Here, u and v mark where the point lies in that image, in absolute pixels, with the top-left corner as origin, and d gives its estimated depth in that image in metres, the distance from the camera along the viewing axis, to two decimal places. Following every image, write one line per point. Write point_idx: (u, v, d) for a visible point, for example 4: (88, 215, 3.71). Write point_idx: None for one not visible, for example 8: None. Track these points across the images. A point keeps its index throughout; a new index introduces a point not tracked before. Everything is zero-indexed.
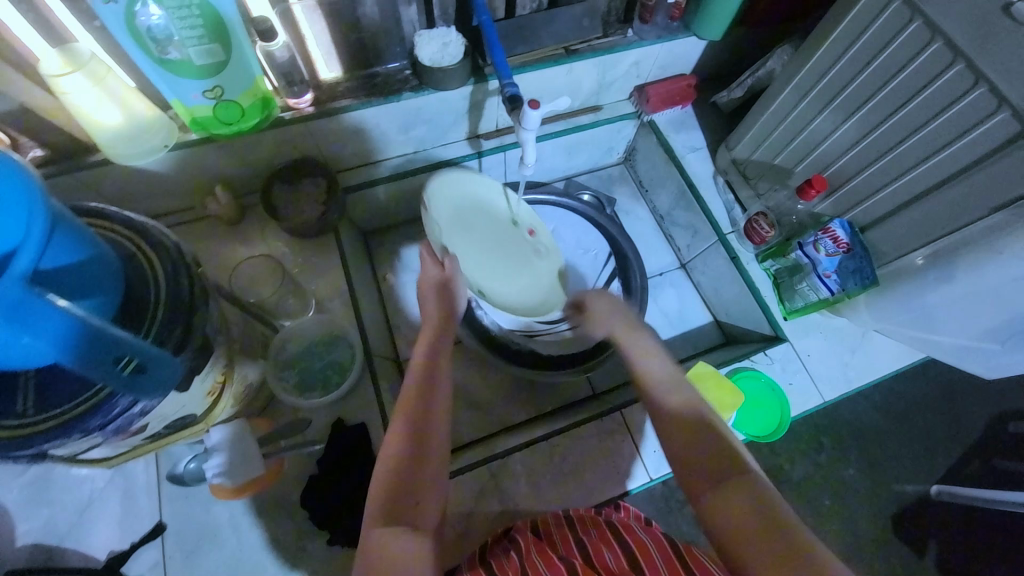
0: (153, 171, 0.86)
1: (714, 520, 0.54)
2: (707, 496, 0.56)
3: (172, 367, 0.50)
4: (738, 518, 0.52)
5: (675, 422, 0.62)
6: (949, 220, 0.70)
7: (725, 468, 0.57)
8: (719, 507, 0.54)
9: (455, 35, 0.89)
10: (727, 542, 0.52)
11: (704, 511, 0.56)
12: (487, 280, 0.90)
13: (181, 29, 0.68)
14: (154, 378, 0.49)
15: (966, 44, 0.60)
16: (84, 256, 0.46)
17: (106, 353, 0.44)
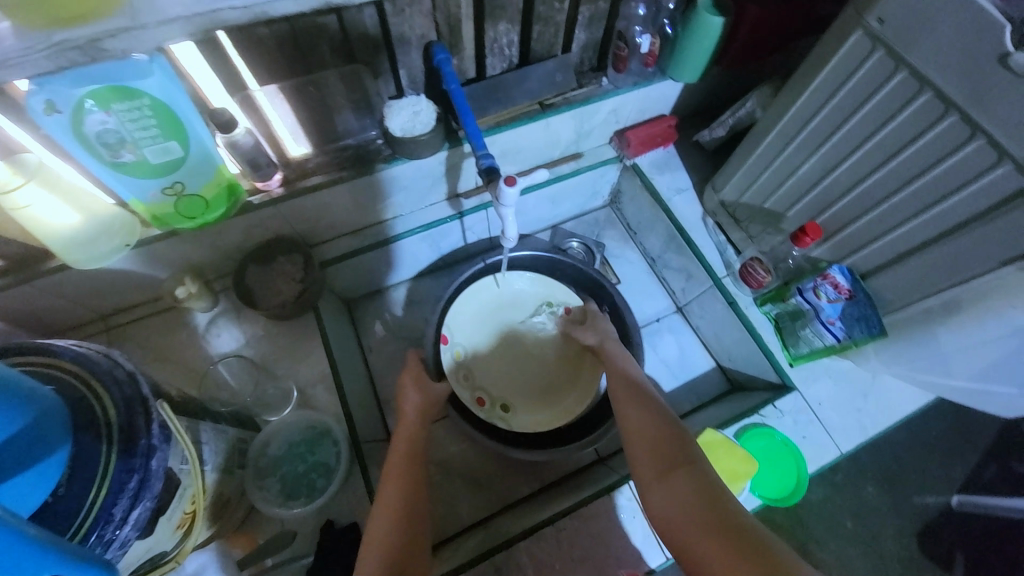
0: (116, 268, 0.81)
1: (661, 513, 0.57)
2: (652, 490, 0.59)
3: (111, 566, 0.41)
4: (685, 508, 0.55)
5: (638, 428, 0.65)
6: (960, 269, 0.67)
7: (669, 459, 0.60)
8: (666, 499, 0.57)
9: (426, 103, 0.85)
10: (675, 533, 0.54)
11: (650, 503, 0.59)
12: (525, 387, 1.00)
13: (135, 131, 0.65)
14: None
15: (960, 96, 0.58)
16: (20, 424, 0.41)
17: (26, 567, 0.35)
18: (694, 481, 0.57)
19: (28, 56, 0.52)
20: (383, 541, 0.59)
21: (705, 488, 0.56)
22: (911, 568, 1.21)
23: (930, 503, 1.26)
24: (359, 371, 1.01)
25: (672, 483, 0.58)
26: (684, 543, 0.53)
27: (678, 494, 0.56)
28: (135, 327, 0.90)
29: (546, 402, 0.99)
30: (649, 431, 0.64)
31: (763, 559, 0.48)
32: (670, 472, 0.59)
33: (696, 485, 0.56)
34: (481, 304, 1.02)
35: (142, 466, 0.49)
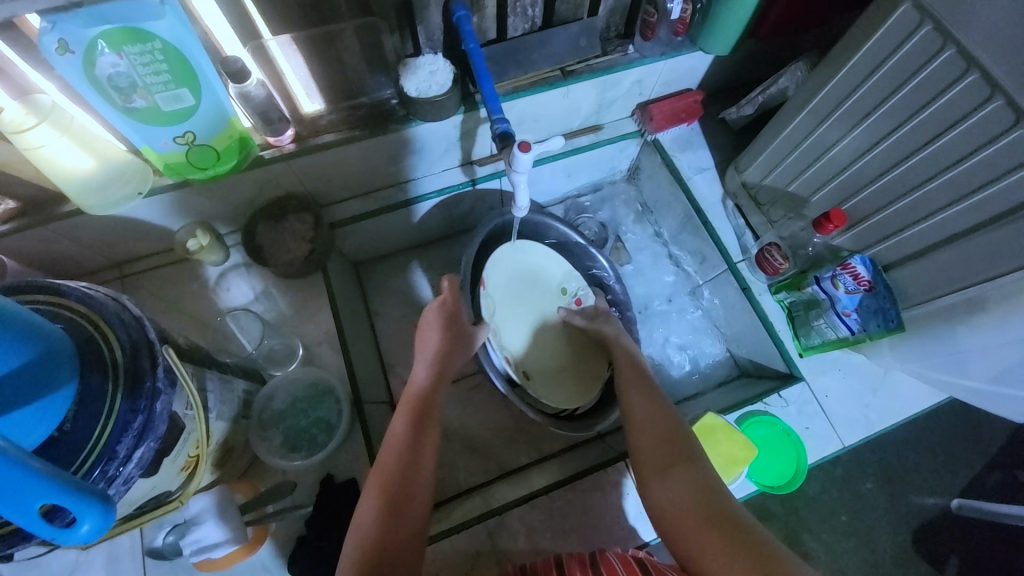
0: (128, 216, 0.81)
1: (661, 507, 0.56)
2: (653, 485, 0.58)
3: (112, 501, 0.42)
4: (686, 505, 0.54)
5: (641, 421, 0.65)
6: (986, 266, 0.64)
7: (673, 455, 0.59)
8: (668, 495, 0.56)
9: (443, 62, 0.82)
10: (675, 528, 0.54)
11: (650, 496, 0.58)
12: (543, 364, 0.97)
13: (145, 76, 0.64)
14: (81, 523, 0.39)
15: (1008, 79, 0.54)
16: (27, 358, 0.42)
17: (21, 492, 0.35)
18: (696, 477, 0.56)
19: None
20: (380, 488, 0.59)
21: (706, 485, 0.56)
22: (902, 564, 1.21)
23: (930, 504, 1.24)
24: (365, 334, 1.02)
25: (675, 478, 0.57)
26: (684, 538, 0.53)
27: (679, 490, 0.56)
28: (148, 276, 0.92)
29: (560, 384, 0.96)
30: (655, 425, 0.64)
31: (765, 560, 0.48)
32: (673, 468, 0.58)
33: (698, 482, 0.56)
34: (509, 269, 0.98)
35: (146, 409, 0.51)
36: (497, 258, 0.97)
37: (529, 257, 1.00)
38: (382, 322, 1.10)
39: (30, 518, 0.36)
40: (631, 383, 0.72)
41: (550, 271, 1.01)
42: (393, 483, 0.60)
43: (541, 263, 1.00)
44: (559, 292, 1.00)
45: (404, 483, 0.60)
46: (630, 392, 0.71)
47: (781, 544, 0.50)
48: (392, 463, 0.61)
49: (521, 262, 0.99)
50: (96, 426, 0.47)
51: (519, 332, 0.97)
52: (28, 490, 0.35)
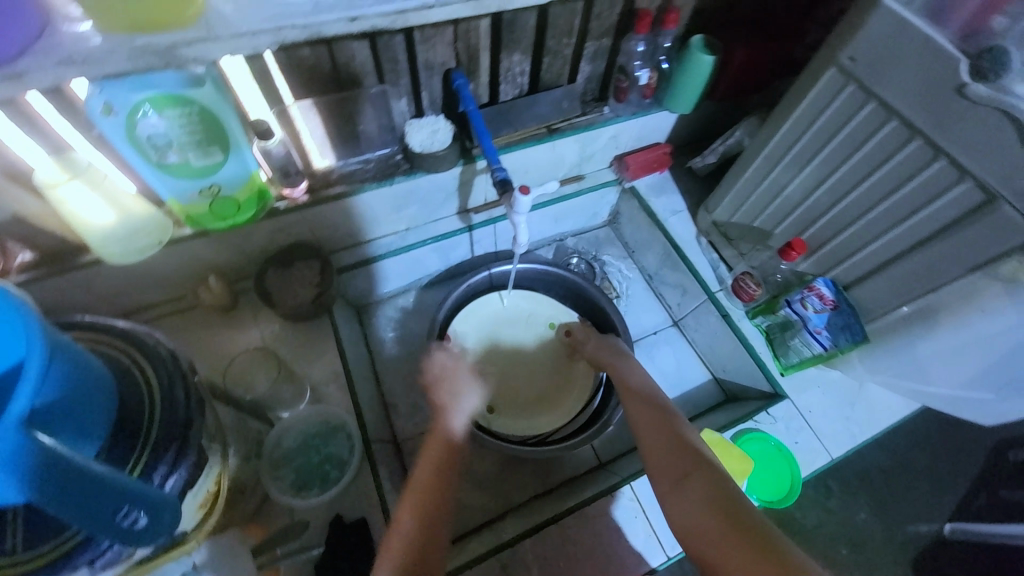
0: (144, 264, 0.85)
1: (680, 513, 0.60)
2: (668, 496, 0.63)
3: (162, 501, 0.44)
4: (702, 513, 0.58)
5: (654, 439, 0.69)
6: (929, 279, 0.74)
7: (684, 465, 0.64)
8: (683, 504, 0.60)
9: (444, 123, 0.94)
10: (694, 536, 0.57)
11: (669, 511, 0.62)
12: (512, 391, 1.09)
13: (181, 136, 0.71)
14: (151, 523, 0.43)
15: (922, 123, 0.66)
16: (79, 380, 0.45)
17: (97, 500, 0.38)
18: (707, 484, 0.61)
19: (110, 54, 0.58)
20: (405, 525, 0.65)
21: (717, 490, 0.59)
22: None
23: (922, 530, 1.28)
24: (369, 376, 1.04)
25: (688, 487, 0.61)
26: (699, 543, 0.57)
27: (693, 495, 0.60)
28: (156, 323, 0.94)
29: (523, 410, 1.07)
30: (671, 438, 0.68)
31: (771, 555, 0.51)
32: (687, 477, 0.62)
33: (710, 488, 0.60)
34: (488, 315, 1.13)
35: (180, 439, 0.52)
36: (467, 310, 1.11)
37: (501, 305, 1.13)
38: (382, 365, 1.12)
39: (110, 522, 0.40)
40: (634, 395, 0.78)
41: (535, 311, 1.14)
42: (422, 506, 0.68)
43: (530, 304, 1.14)
44: (548, 325, 1.13)
45: (431, 505, 0.69)
46: (637, 408, 0.75)
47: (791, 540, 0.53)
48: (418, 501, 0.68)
49: (489, 312, 1.13)
50: (134, 453, 0.50)
51: (491, 359, 1.11)
52: (106, 497, 0.39)
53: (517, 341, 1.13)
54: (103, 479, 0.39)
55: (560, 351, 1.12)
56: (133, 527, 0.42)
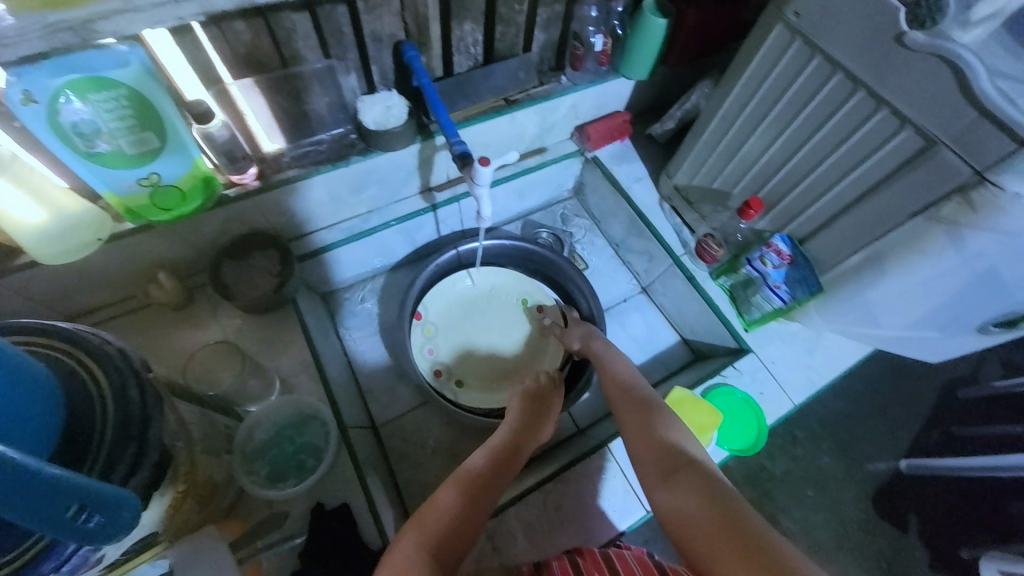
0: (87, 262, 0.80)
1: (671, 511, 0.59)
2: (659, 494, 0.61)
3: (126, 499, 0.42)
4: (690, 511, 0.56)
5: (645, 435, 0.68)
6: (876, 227, 0.78)
7: (673, 463, 0.63)
8: (673, 497, 0.59)
9: (397, 98, 0.90)
10: (685, 532, 0.56)
11: (660, 505, 0.61)
12: (482, 365, 1.10)
13: (109, 122, 0.66)
14: (111, 522, 0.41)
15: (864, 74, 0.68)
16: (21, 384, 0.42)
17: (47, 501, 0.36)
18: (695, 479, 0.59)
19: (23, 36, 0.55)
20: (419, 529, 0.61)
21: (705, 486, 0.58)
22: (867, 528, 1.31)
23: (881, 468, 1.36)
24: (341, 364, 1.02)
25: (677, 484, 0.60)
26: (688, 543, 0.55)
27: (682, 493, 0.59)
28: (107, 326, 0.89)
29: (493, 384, 1.08)
30: (662, 435, 0.67)
31: (761, 555, 0.49)
32: (675, 474, 0.61)
33: (699, 485, 0.58)
34: (459, 292, 1.13)
35: (139, 436, 0.50)
36: (437, 288, 1.12)
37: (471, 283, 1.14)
38: (354, 352, 1.10)
39: (62, 523, 0.38)
40: (631, 391, 0.77)
41: (508, 287, 1.15)
42: (463, 502, 0.65)
43: (500, 280, 1.15)
44: (521, 301, 1.14)
45: (472, 504, 0.65)
46: (626, 405, 0.75)
47: (780, 533, 0.52)
48: (447, 509, 0.63)
49: (460, 289, 1.13)
50: (89, 458, 0.47)
51: (463, 334, 1.11)
52: (56, 498, 0.37)
53: (490, 317, 1.13)
54: (56, 479, 0.37)
55: (533, 327, 1.12)
56: (89, 527, 0.40)
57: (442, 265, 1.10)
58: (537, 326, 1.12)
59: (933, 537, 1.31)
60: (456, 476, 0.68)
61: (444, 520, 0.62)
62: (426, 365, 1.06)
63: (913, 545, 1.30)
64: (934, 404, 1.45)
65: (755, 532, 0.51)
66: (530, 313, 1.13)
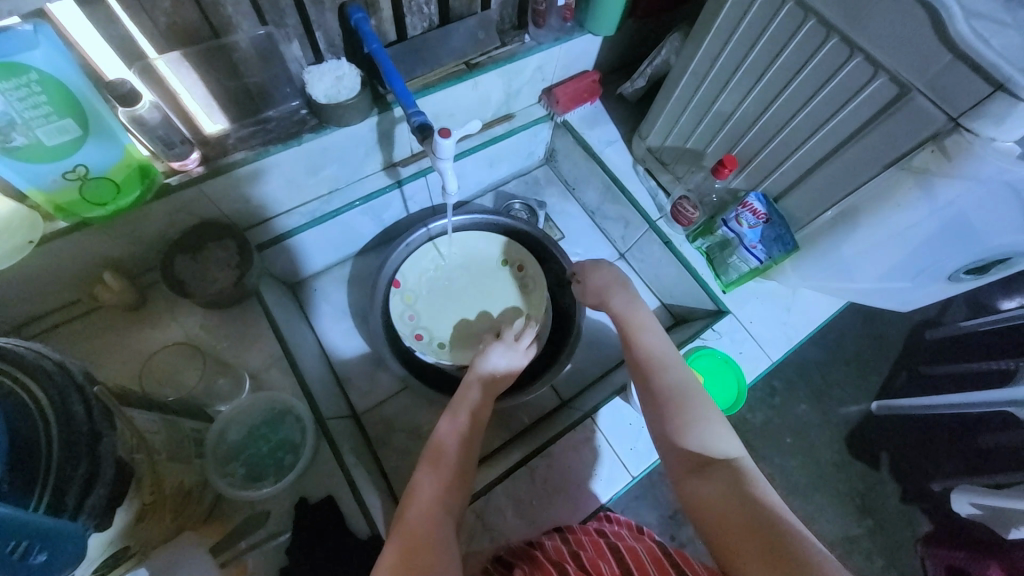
0: (20, 267, 0.73)
1: (702, 503, 0.58)
2: (689, 484, 0.60)
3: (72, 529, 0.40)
4: (724, 510, 0.55)
5: (674, 426, 0.66)
6: (850, 181, 0.76)
7: (704, 457, 0.62)
8: (706, 493, 0.58)
9: (348, 67, 0.83)
10: (716, 530, 0.55)
11: (689, 499, 0.60)
12: (462, 323, 1.05)
13: (23, 111, 0.59)
14: (57, 556, 0.39)
15: (837, 20, 0.65)
16: None
17: None
18: (731, 480, 0.58)
19: None
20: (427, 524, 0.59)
21: (741, 488, 0.57)
22: (842, 468, 1.37)
23: (853, 411, 1.42)
24: (315, 353, 0.99)
25: (711, 481, 0.59)
26: (719, 538, 0.55)
27: (717, 491, 0.57)
28: (58, 333, 0.84)
29: (474, 344, 1.03)
30: (689, 430, 0.65)
31: (797, 561, 0.48)
32: (708, 469, 0.60)
33: (732, 486, 0.57)
34: (435, 262, 1.08)
35: (89, 454, 0.47)
36: (412, 258, 1.06)
37: (444, 255, 1.08)
38: (326, 339, 1.07)
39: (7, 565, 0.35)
40: (661, 369, 0.72)
41: (487, 249, 1.09)
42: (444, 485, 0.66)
43: (476, 253, 1.09)
44: (501, 262, 1.10)
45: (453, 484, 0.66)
46: (653, 389, 0.72)
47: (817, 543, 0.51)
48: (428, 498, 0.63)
49: (434, 256, 1.08)
50: None
51: (439, 296, 1.06)
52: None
53: (469, 278, 1.08)
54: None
55: (515, 287, 1.08)
56: (35, 564, 0.37)
57: (414, 242, 1.05)
58: (518, 286, 1.08)
59: (899, 469, 1.39)
60: (436, 459, 0.68)
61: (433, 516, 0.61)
62: (406, 327, 1.02)
63: (883, 480, 1.38)
64: (901, 347, 1.49)
65: (793, 538, 0.51)
66: (511, 273, 1.09)
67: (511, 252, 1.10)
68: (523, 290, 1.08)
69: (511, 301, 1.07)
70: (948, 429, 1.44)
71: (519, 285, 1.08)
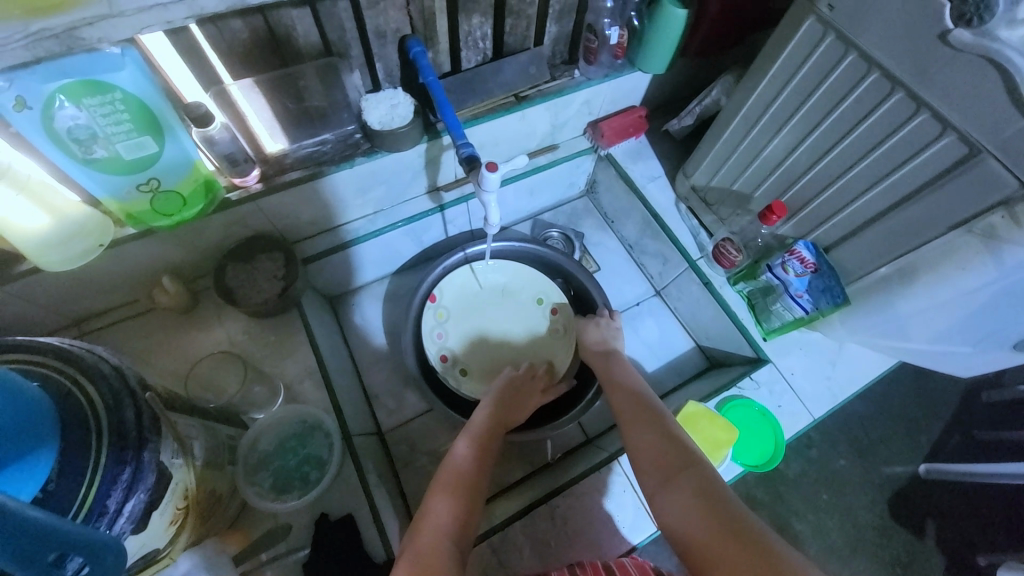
0: (88, 269, 0.79)
1: (673, 516, 0.58)
2: (657, 497, 0.61)
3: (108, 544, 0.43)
4: (687, 513, 0.57)
5: (644, 440, 0.68)
6: (910, 238, 0.72)
7: (673, 465, 0.63)
8: (670, 502, 0.59)
9: (403, 96, 0.86)
10: (685, 536, 0.56)
11: (658, 512, 0.60)
12: (486, 350, 1.05)
13: (106, 126, 0.64)
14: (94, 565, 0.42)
15: (903, 75, 0.63)
16: (26, 414, 0.41)
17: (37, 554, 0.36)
18: (695, 482, 0.59)
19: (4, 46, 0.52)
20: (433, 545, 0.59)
21: (703, 487, 0.59)
22: (885, 535, 1.27)
23: (900, 472, 1.31)
24: (347, 367, 1.01)
25: (675, 488, 0.60)
26: (689, 546, 0.55)
27: (680, 495, 0.59)
28: (115, 329, 0.89)
29: (493, 376, 1.02)
30: (658, 441, 0.66)
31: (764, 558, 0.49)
32: (676, 477, 0.61)
33: (697, 488, 0.58)
34: (469, 286, 1.08)
35: (134, 461, 0.49)
36: (448, 280, 1.07)
37: (479, 281, 1.09)
38: (359, 353, 1.10)
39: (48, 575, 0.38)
40: (633, 391, 0.78)
41: (524, 281, 1.09)
42: (460, 501, 0.66)
43: (511, 280, 1.09)
44: (536, 301, 1.08)
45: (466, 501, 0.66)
46: (624, 408, 0.75)
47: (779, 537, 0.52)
48: (443, 518, 0.63)
49: (470, 281, 1.08)
50: None
51: (472, 321, 1.07)
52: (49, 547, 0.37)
53: (500, 309, 1.07)
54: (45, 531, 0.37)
55: (546, 329, 1.06)
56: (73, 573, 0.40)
57: (451, 265, 1.07)
58: (549, 328, 1.06)
59: (949, 541, 1.28)
60: (446, 481, 0.68)
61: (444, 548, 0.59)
62: (434, 349, 1.03)
63: (930, 552, 1.27)
64: (957, 408, 1.38)
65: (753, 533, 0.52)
66: (544, 314, 1.07)
67: (541, 287, 1.09)
68: (551, 334, 1.06)
69: (538, 342, 1.05)
70: (1010, 503, 1.31)
71: (550, 328, 1.06)
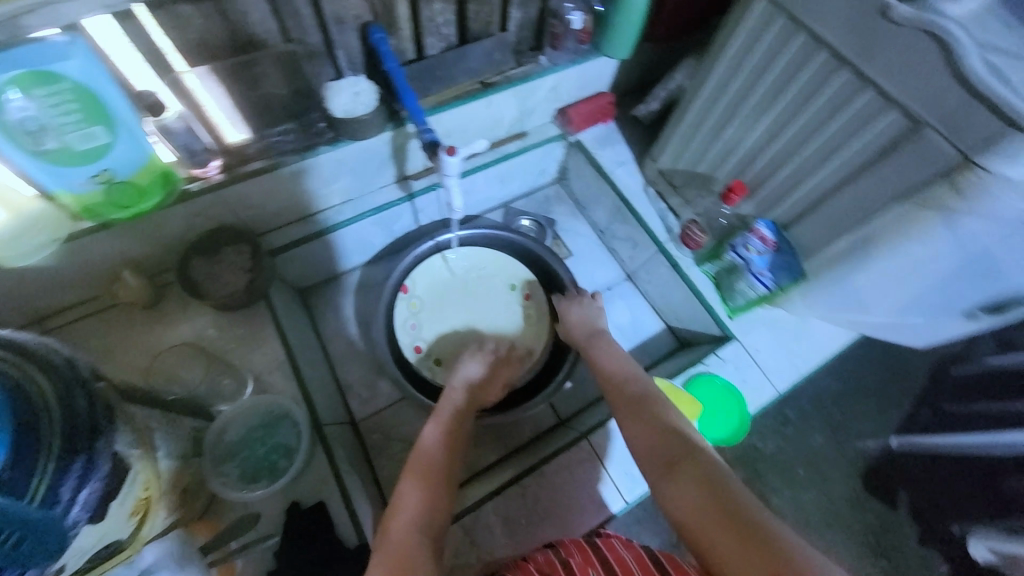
0: (45, 266, 0.78)
1: (675, 507, 0.57)
2: (660, 488, 0.60)
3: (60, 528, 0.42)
4: (690, 503, 0.55)
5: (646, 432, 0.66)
6: (861, 213, 0.75)
7: (672, 455, 0.61)
8: (671, 493, 0.58)
9: (366, 83, 0.85)
10: (689, 526, 0.54)
11: (663, 503, 0.59)
12: (459, 337, 1.06)
13: (57, 117, 0.62)
14: None
15: (850, 52, 0.64)
16: None
17: None
18: (693, 470, 0.58)
19: None
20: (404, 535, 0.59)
21: (702, 474, 0.57)
22: (856, 506, 1.31)
23: (871, 445, 1.36)
24: (320, 359, 1.01)
25: (675, 478, 0.58)
26: (697, 537, 0.53)
27: (683, 486, 0.57)
28: (75, 326, 0.88)
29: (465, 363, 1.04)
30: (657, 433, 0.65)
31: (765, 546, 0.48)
32: (677, 467, 0.59)
33: (698, 477, 0.57)
34: (440, 274, 1.09)
35: (87, 449, 0.49)
36: (419, 269, 1.08)
37: (450, 269, 1.09)
38: (334, 345, 1.09)
39: None
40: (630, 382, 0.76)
41: (495, 267, 1.10)
42: (426, 487, 0.66)
43: (483, 267, 1.10)
44: (509, 287, 1.10)
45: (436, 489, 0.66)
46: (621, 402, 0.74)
47: (777, 517, 0.51)
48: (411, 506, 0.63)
49: (441, 269, 1.09)
50: None
51: (444, 309, 1.07)
52: None
53: (472, 297, 1.08)
54: None
55: (518, 314, 1.08)
56: None
57: (422, 253, 1.07)
58: (520, 314, 1.08)
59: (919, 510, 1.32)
60: (415, 469, 0.69)
61: (414, 538, 0.59)
62: (407, 338, 1.04)
63: (901, 521, 1.31)
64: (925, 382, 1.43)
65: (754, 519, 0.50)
66: (517, 299, 1.09)
67: (512, 273, 1.10)
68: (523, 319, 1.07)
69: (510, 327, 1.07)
70: None
71: (522, 314, 1.07)
